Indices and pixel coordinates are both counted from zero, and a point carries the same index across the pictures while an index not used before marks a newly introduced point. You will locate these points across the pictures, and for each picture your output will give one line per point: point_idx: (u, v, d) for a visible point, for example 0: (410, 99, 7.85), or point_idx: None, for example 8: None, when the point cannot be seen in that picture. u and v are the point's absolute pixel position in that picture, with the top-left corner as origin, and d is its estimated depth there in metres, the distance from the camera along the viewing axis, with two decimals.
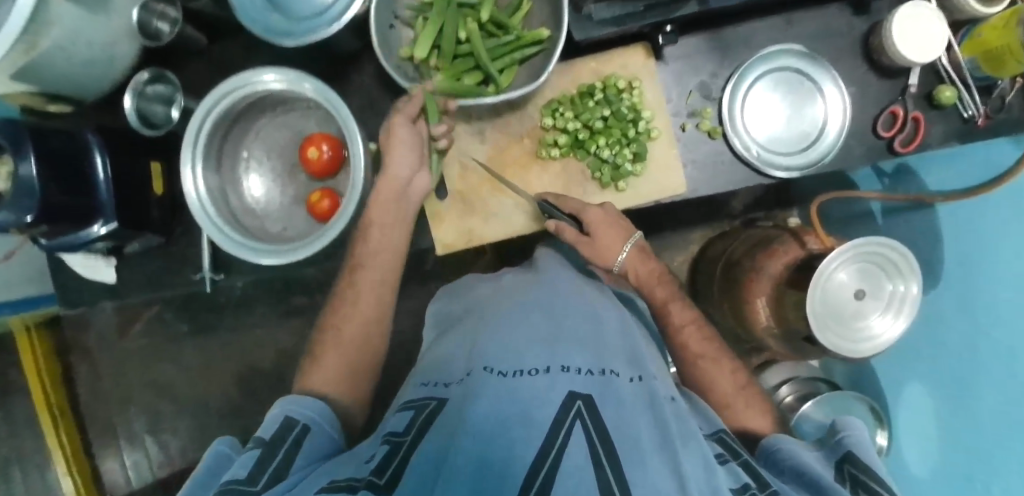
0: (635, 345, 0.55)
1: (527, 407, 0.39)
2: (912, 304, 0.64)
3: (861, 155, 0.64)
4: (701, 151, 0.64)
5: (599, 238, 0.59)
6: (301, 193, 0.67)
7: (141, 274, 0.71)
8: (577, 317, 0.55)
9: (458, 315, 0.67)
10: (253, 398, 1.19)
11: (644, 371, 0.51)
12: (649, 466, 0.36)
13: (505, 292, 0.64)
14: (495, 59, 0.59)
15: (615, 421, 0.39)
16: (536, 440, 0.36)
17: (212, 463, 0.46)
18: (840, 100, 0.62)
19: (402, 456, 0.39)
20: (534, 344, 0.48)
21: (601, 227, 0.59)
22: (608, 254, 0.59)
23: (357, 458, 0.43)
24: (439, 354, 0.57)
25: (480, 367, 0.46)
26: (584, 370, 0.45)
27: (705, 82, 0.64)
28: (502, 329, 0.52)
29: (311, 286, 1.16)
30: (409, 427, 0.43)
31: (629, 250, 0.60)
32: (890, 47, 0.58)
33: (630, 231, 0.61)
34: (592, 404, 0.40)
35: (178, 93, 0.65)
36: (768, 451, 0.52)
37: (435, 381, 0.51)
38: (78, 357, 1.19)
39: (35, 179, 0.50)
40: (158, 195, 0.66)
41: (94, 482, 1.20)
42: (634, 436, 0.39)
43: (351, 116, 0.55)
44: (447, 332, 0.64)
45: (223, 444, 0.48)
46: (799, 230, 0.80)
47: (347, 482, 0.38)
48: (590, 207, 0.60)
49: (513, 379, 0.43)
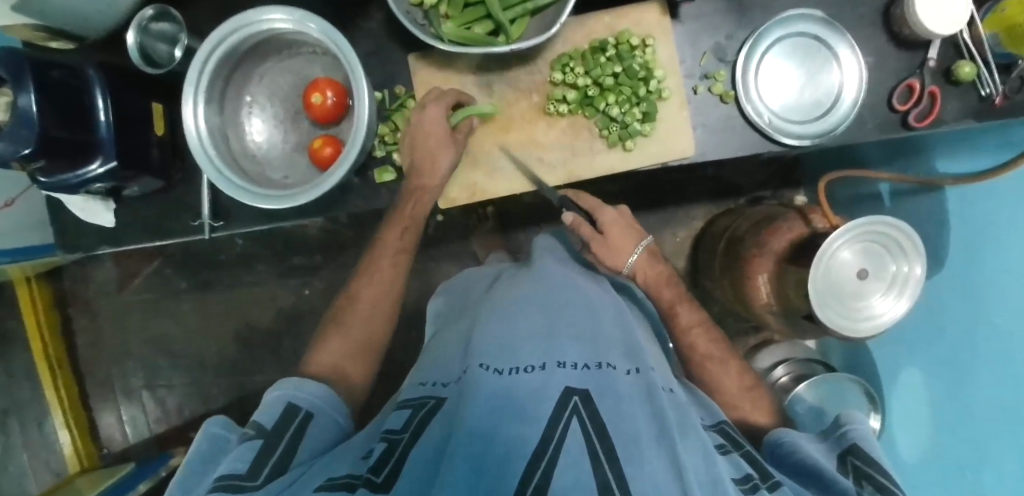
0: (633, 337, 0.55)
1: (524, 404, 0.40)
2: (914, 287, 0.63)
3: (875, 128, 0.62)
4: (712, 115, 0.63)
5: (612, 237, 0.67)
6: (303, 139, 0.66)
7: (142, 220, 0.70)
8: (574, 309, 0.55)
9: (460, 312, 0.68)
10: (250, 358, 1.20)
11: (641, 364, 0.50)
12: (646, 460, 0.36)
13: (502, 286, 0.65)
14: (507, 8, 0.57)
15: (612, 415, 0.40)
16: (534, 435, 0.37)
17: (207, 444, 0.46)
18: (857, 66, 0.60)
19: (402, 451, 0.40)
20: (529, 338, 0.49)
21: (615, 227, 0.68)
22: (622, 255, 0.67)
23: (356, 450, 0.44)
24: (441, 351, 0.58)
25: (475, 364, 0.46)
26: (580, 366, 0.45)
27: (720, 44, 0.62)
28: (499, 321, 0.53)
29: (310, 246, 1.16)
30: (405, 427, 0.44)
31: (639, 253, 0.68)
32: (912, 18, 0.56)
33: (642, 236, 0.69)
34: (589, 399, 0.41)
35: (181, 33, 0.64)
36: (773, 445, 0.53)
37: (432, 380, 0.52)
38: (77, 309, 1.21)
39: (33, 110, 0.49)
40: (159, 135, 0.64)
41: (89, 434, 1.22)
42: (632, 430, 0.39)
43: (358, 60, 0.53)
44: (449, 325, 0.66)
45: (215, 426, 0.48)
46: (805, 208, 0.79)
47: (347, 481, 0.38)
48: (605, 208, 0.69)
49: (511, 375, 0.43)
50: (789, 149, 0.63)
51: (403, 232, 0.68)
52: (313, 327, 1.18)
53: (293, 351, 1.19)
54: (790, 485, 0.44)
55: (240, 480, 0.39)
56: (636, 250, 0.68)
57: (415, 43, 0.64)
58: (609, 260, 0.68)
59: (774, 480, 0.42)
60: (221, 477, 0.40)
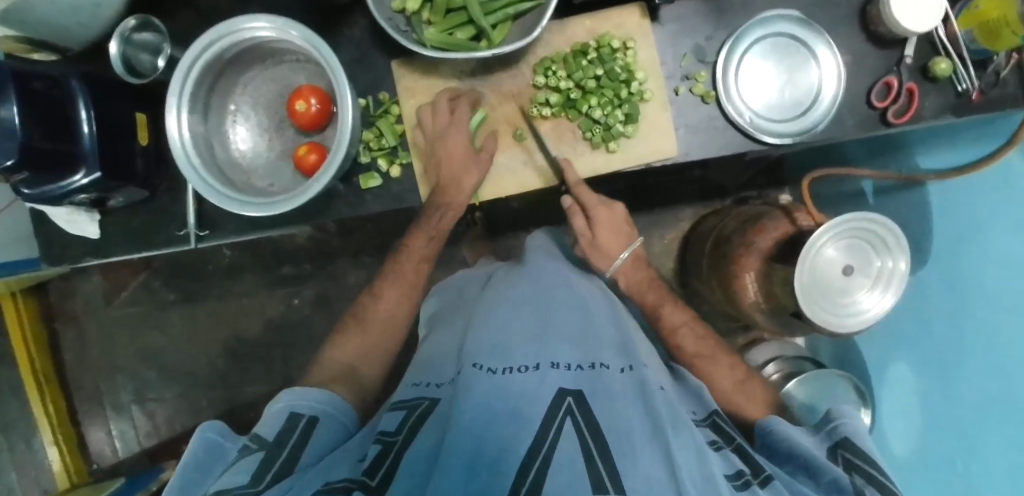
0: (627, 335, 0.55)
1: (516, 405, 0.40)
2: (899, 281, 0.63)
3: (855, 125, 0.63)
4: (694, 116, 0.64)
5: (601, 236, 0.68)
6: (287, 147, 0.66)
7: (128, 231, 0.69)
8: (565, 309, 0.55)
9: (448, 315, 0.69)
10: (241, 369, 1.19)
11: (635, 361, 0.50)
12: (640, 458, 0.36)
13: (492, 287, 0.65)
14: (489, 13, 0.58)
15: (605, 413, 0.40)
16: (528, 435, 0.37)
17: (201, 450, 0.45)
18: (835, 63, 0.61)
19: (397, 453, 0.40)
20: (521, 339, 0.49)
21: (602, 230, 0.68)
22: (609, 253, 0.69)
23: (352, 453, 0.44)
24: (433, 353, 0.58)
25: (469, 364, 0.46)
26: (573, 366, 0.46)
27: (700, 45, 0.63)
28: (490, 322, 0.53)
29: (298, 255, 1.16)
30: (399, 428, 0.44)
31: (625, 256, 0.68)
32: (887, 17, 0.57)
33: (631, 240, 0.69)
34: (582, 399, 0.41)
35: (165, 43, 0.64)
36: (763, 435, 0.53)
37: (425, 382, 0.52)
38: (65, 323, 1.20)
39: (15, 123, 0.49)
40: (143, 145, 0.64)
41: (79, 452, 1.20)
42: (624, 427, 0.39)
43: (341, 67, 0.53)
44: (439, 327, 0.66)
45: (212, 431, 0.47)
46: (789, 207, 0.80)
47: (342, 485, 0.37)
48: (598, 207, 0.67)
49: (504, 376, 0.43)
50: (770, 148, 0.63)
51: (430, 242, 0.70)
52: (303, 336, 1.18)
53: (284, 361, 1.18)
54: (782, 479, 0.43)
55: (242, 490, 0.38)
56: (620, 256, 0.69)
57: (399, 49, 0.65)
58: (593, 254, 0.70)
59: (766, 475, 0.42)
60: (223, 486, 0.39)
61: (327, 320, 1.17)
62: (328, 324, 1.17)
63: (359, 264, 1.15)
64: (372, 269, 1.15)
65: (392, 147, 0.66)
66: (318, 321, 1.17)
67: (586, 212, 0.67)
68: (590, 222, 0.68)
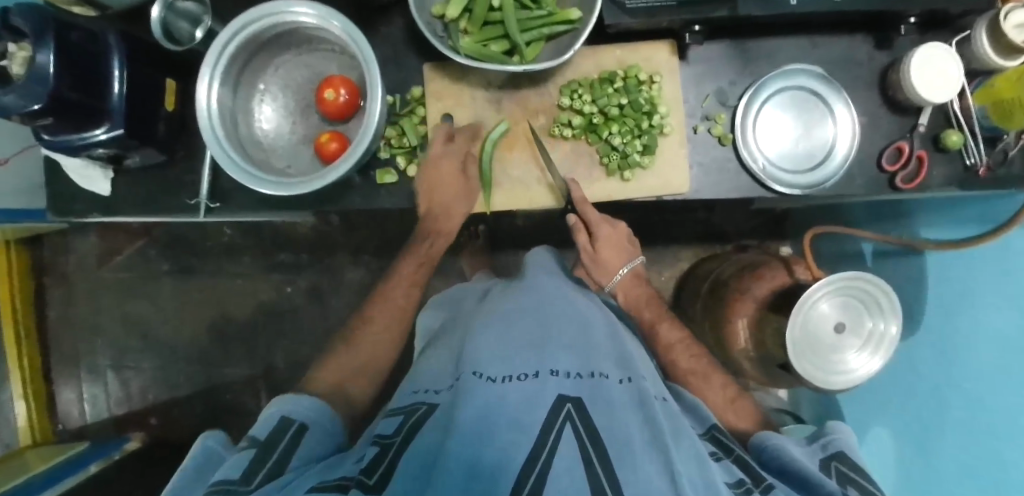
0: (625, 348, 0.55)
1: (516, 411, 0.39)
2: (888, 345, 0.64)
3: (863, 185, 0.65)
4: (710, 155, 0.65)
5: (604, 253, 0.71)
6: (310, 133, 0.68)
7: (140, 194, 0.70)
8: (567, 320, 0.55)
9: (446, 326, 0.69)
10: (223, 349, 1.18)
11: (633, 373, 0.50)
12: (640, 466, 0.36)
13: (494, 298, 0.65)
14: (524, 31, 0.59)
15: (604, 422, 0.40)
16: (526, 443, 0.36)
17: (202, 457, 0.46)
18: (851, 121, 0.63)
19: (394, 453, 0.40)
20: (522, 347, 0.49)
21: (604, 247, 0.71)
22: (607, 272, 0.72)
23: (350, 455, 0.44)
24: (432, 362, 0.59)
25: (470, 371, 0.46)
26: (572, 374, 0.45)
27: (723, 89, 0.65)
28: (491, 333, 0.53)
29: (299, 244, 1.16)
30: (396, 431, 0.44)
31: (626, 271, 0.72)
32: (906, 87, 0.59)
33: (633, 256, 0.73)
34: (581, 406, 0.40)
35: (207, 15, 0.65)
36: (758, 447, 0.53)
37: (423, 388, 0.53)
38: (54, 280, 1.19)
39: (49, 69, 0.49)
40: (168, 110, 0.65)
41: (47, 409, 1.18)
42: (625, 434, 0.39)
43: (375, 61, 0.54)
44: (438, 337, 0.67)
45: (211, 439, 0.48)
46: (790, 259, 0.81)
47: (339, 482, 0.39)
48: (603, 226, 0.69)
49: (503, 383, 0.43)
50: (780, 196, 0.65)
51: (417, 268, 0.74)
52: (291, 324, 1.17)
53: (267, 347, 1.17)
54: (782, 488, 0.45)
55: (233, 488, 0.39)
56: (619, 273, 0.72)
57: (432, 53, 0.67)
58: (594, 268, 0.73)
59: (767, 483, 0.43)
60: (215, 482, 0.40)
61: (317, 312, 1.16)
62: (318, 316, 1.16)
63: (356, 261, 1.15)
64: (369, 268, 1.15)
65: (412, 147, 0.66)
66: (309, 312, 1.17)
67: (592, 232, 0.69)
68: (593, 240, 0.70)
